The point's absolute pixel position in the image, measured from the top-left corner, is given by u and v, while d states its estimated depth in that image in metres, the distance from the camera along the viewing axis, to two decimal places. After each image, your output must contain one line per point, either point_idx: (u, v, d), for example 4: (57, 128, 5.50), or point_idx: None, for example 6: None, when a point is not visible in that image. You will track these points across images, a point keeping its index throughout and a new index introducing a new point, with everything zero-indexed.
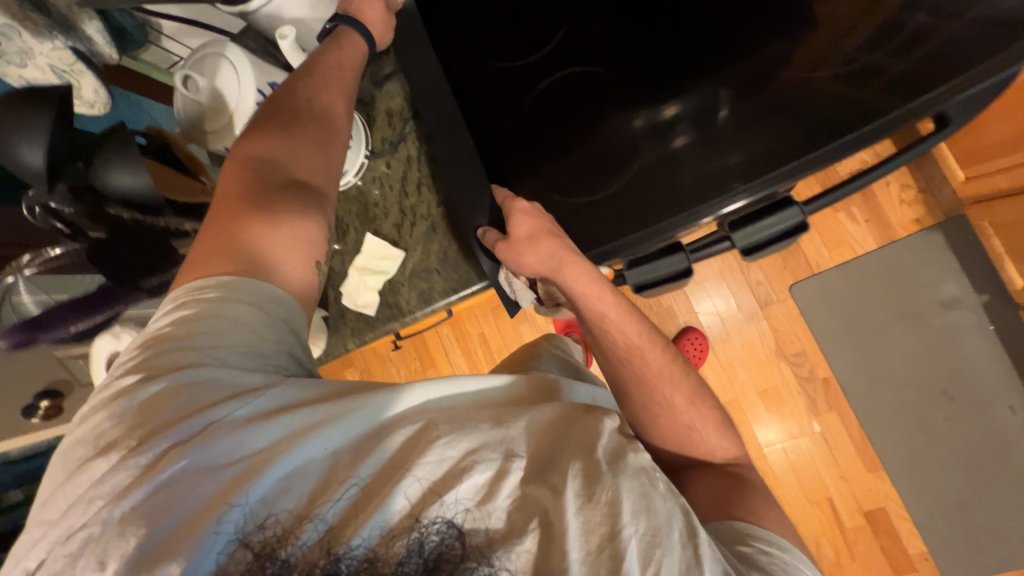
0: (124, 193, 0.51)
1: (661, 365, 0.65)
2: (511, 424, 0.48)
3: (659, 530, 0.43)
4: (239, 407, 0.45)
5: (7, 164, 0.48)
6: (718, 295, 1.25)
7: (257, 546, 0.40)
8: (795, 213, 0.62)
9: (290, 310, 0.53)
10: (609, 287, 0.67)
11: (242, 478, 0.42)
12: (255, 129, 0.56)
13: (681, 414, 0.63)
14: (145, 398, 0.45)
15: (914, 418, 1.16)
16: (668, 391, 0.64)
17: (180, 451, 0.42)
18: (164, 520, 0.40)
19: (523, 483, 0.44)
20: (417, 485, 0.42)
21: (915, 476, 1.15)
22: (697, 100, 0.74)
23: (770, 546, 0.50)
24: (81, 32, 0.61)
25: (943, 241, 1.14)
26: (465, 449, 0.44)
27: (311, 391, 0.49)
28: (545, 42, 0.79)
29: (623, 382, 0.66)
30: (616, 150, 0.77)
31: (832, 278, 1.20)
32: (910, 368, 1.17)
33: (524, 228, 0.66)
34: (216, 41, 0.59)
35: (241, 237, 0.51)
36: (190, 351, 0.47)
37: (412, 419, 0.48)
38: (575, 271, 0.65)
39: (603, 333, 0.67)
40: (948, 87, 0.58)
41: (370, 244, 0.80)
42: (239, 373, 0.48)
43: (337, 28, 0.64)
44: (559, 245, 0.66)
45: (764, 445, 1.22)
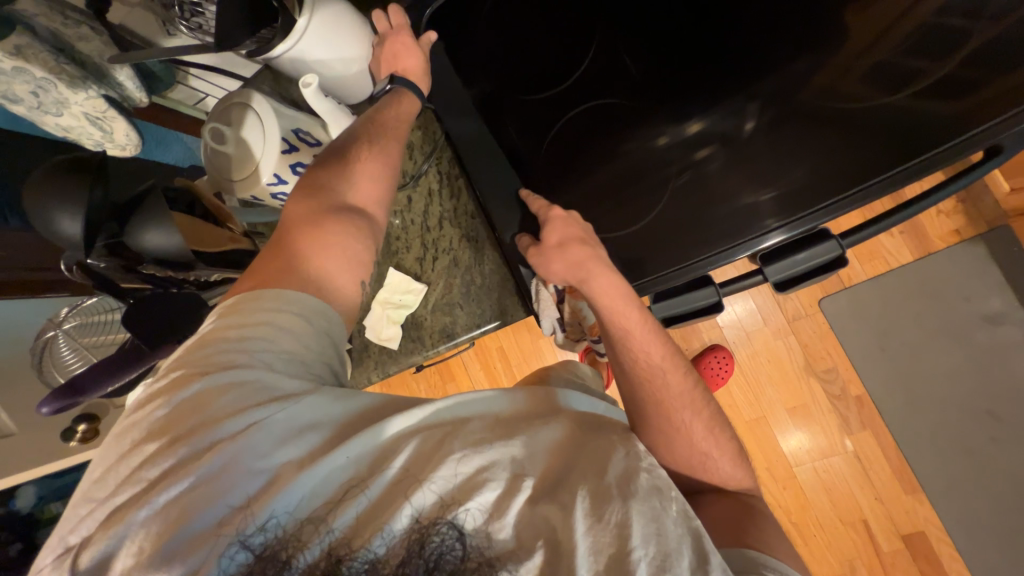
0: (162, 253, 0.49)
1: (682, 390, 0.60)
2: (516, 441, 0.48)
3: (668, 555, 0.43)
4: (277, 411, 0.45)
5: (43, 229, 0.46)
6: (743, 309, 1.22)
7: (258, 548, 0.40)
8: (833, 246, 0.60)
9: (333, 324, 0.54)
10: (635, 302, 0.63)
11: (275, 482, 0.42)
12: (317, 171, 0.58)
13: (699, 441, 0.58)
14: (188, 395, 0.45)
15: (956, 438, 1.11)
16: (687, 415, 0.59)
17: (220, 447, 0.43)
18: (199, 517, 0.41)
19: (531, 502, 0.44)
20: (429, 495, 0.43)
21: (958, 500, 1.09)
22: (719, 116, 0.78)
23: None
24: (113, 78, 0.64)
25: (986, 254, 1.08)
26: (478, 465, 0.45)
27: (347, 398, 0.49)
28: (570, 73, 0.80)
29: (635, 405, 0.60)
30: (642, 167, 0.80)
31: (865, 292, 1.16)
32: (951, 385, 1.12)
33: (559, 234, 0.66)
34: (241, 92, 0.58)
35: (296, 273, 0.52)
36: (237, 352, 0.47)
37: (438, 424, 0.48)
38: (605, 280, 0.62)
39: (626, 351, 0.62)
40: (1002, 119, 0.56)
41: (393, 278, 0.80)
42: (279, 379, 0.47)
43: (395, 88, 0.67)
44: (588, 253, 0.64)
45: (793, 464, 1.19)
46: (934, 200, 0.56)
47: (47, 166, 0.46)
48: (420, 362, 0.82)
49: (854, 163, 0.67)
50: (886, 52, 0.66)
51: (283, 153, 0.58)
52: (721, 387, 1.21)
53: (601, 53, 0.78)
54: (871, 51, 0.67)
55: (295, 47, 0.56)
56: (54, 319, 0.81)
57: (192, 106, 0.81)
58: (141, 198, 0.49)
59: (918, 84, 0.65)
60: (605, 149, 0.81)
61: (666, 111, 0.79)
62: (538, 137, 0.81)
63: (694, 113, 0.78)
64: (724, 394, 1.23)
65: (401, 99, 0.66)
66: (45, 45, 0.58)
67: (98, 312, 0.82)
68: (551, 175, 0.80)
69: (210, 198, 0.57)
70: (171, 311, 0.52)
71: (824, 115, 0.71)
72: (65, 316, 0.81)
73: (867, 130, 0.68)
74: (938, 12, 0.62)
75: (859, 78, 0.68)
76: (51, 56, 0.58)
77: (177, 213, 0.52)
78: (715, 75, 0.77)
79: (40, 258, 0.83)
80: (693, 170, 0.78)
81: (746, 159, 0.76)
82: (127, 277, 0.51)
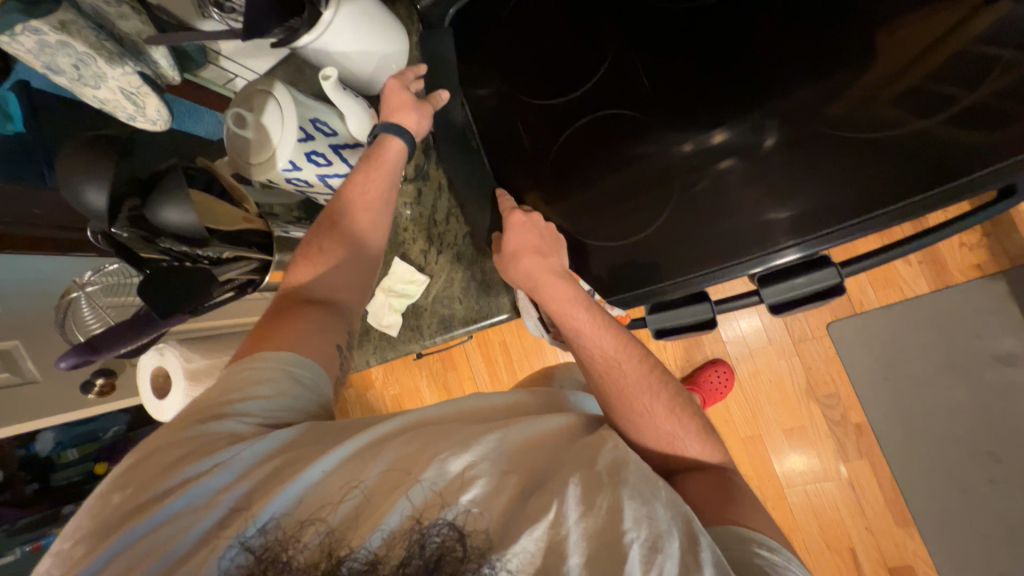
0: (177, 229, 0.52)
1: (639, 377, 0.61)
2: (482, 442, 0.51)
3: (660, 536, 0.45)
4: (242, 449, 0.52)
5: (75, 204, 0.49)
6: (749, 325, 1.21)
7: (257, 550, 0.46)
8: (832, 273, 0.59)
9: (322, 382, 0.62)
10: (585, 303, 0.66)
11: (231, 517, 0.48)
12: (303, 259, 0.69)
13: (662, 423, 0.59)
14: (174, 441, 0.53)
15: (955, 476, 1.08)
16: (647, 400, 0.60)
17: (188, 488, 0.49)
18: (161, 556, 0.46)
19: (521, 496, 0.47)
20: (426, 493, 0.47)
21: (952, 539, 1.07)
22: (742, 131, 0.73)
23: (767, 552, 0.48)
24: (148, 56, 0.69)
25: (1007, 291, 1.04)
26: (465, 463, 0.49)
27: (307, 430, 0.55)
28: (589, 74, 0.75)
29: (601, 399, 0.62)
30: (659, 176, 0.76)
31: (875, 319, 1.13)
32: (955, 422, 1.08)
33: (514, 243, 0.69)
34: (265, 80, 0.60)
35: (279, 336, 0.62)
36: (225, 402, 0.56)
37: (401, 437, 0.52)
38: (553, 286, 0.67)
39: (582, 350, 0.64)
40: (1011, 163, 0.54)
41: (398, 267, 0.85)
42: (247, 422, 0.54)
43: (377, 137, 0.68)
44: (537, 260, 0.68)
45: (785, 485, 1.18)
46: (932, 240, 0.56)
47: (78, 141, 0.50)
48: (417, 350, 0.87)
49: (870, 188, 0.63)
50: (921, 76, 0.63)
51: (299, 141, 0.60)
52: (719, 402, 1.21)
53: (622, 55, 0.74)
54: (897, 79, 0.64)
55: (319, 38, 0.59)
56: (77, 282, 0.85)
57: (222, 86, 0.85)
58: (162, 175, 0.52)
59: (947, 112, 0.61)
60: (613, 159, 0.77)
61: (680, 121, 0.75)
62: (547, 139, 0.78)
63: (718, 123, 0.74)
64: (722, 409, 1.23)
65: (384, 97, 0.68)
66: (88, 22, 0.62)
67: (119, 275, 0.88)
68: (553, 181, 0.78)
69: (228, 178, 0.62)
70: (185, 284, 0.55)
71: (853, 142, 0.66)
72: (88, 279, 0.86)
73: (891, 158, 0.63)
74: (972, 41, 0.60)
75: (891, 100, 0.65)
76: (92, 33, 0.62)
77: (196, 190, 0.56)
78: (734, 89, 0.73)
79: (70, 219, 0.87)
80: (712, 178, 0.74)
81: (763, 173, 0.71)
82: (144, 247, 0.53)
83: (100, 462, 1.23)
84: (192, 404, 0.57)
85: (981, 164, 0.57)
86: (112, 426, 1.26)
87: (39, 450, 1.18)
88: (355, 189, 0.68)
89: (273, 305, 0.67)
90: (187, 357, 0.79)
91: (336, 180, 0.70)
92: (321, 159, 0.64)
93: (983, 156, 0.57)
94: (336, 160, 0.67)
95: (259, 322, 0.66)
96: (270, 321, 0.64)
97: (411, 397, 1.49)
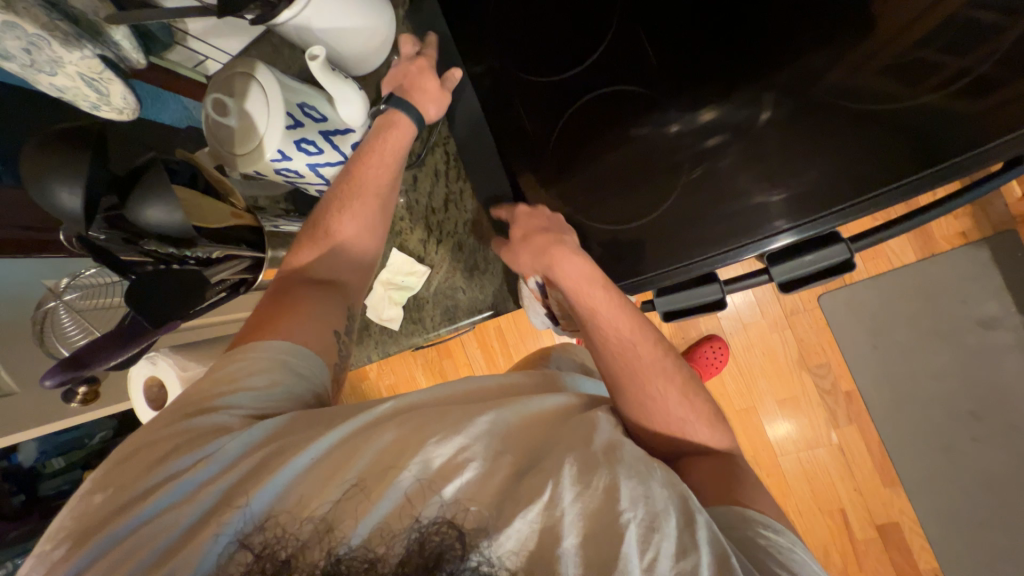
0: (157, 228, 0.48)
1: (654, 359, 0.61)
2: (477, 420, 0.50)
3: (656, 516, 0.44)
4: (230, 441, 0.50)
5: (44, 205, 0.45)
6: (742, 300, 1.22)
7: (256, 547, 0.43)
8: (841, 250, 0.56)
9: (322, 375, 0.60)
10: (602, 282, 0.64)
11: (216, 514, 0.46)
12: (304, 241, 0.67)
13: (674, 407, 0.59)
14: (158, 439, 0.51)
15: (938, 435, 1.13)
16: (661, 384, 0.60)
17: (173, 484, 0.48)
18: (148, 553, 0.45)
19: (513, 477, 0.46)
20: (413, 480, 0.45)
21: (933, 494, 1.13)
22: (735, 106, 0.65)
23: (771, 533, 0.48)
24: (109, 38, 0.63)
25: (990, 258, 1.07)
26: (457, 446, 0.47)
27: (295, 418, 0.53)
28: (587, 55, 0.71)
29: (612, 380, 0.61)
30: (650, 158, 0.71)
31: (865, 290, 1.16)
32: (939, 385, 1.13)
33: (523, 229, 0.71)
34: (245, 62, 0.56)
35: (276, 327, 0.59)
36: (214, 396, 0.54)
37: (390, 425, 0.50)
38: (570, 263, 0.65)
39: (597, 332, 0.63)
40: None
41: (396, 259, 0.86)
42: (229, 413, 0.53)
43: (389, 109, 0.66)
44: (548, 240, 0.67)
45: (778, 452, 1.22)
46: (935, 215, 0.55)
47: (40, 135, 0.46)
48: (420, 343, 0.89)
49: (879, 161, 0.58)
50: None
51: (287, 129, 0.56)
52: (714, 376, 1.23)
53: (627, 28, 0.68)
54: (886, 49, 0.57)
55: (299, 14, 0.55)
56: (54, 292, 0.82)
57: (190, 69, 0.81)
58: (141, 170, 0.48)
59: (930, 82, 0.55)
60: (607, 138, 0.72)
61: (680, 97, 0.68)
62: (546, 118, 0.74)
63: (710, 100, 0.66)
64: (718, 383, 1.25)
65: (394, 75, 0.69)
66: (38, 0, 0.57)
67: (100, 278, 0.85)
68: (542, 168, 0.76)
69: (212, 171, 0.58)
70: (182, 289, 0.52)
71: (850, 114, 0.60)
72: (65, 288, 0.83)
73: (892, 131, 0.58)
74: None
75: (879, 72, 0.58)
76: (44, 12, 0.57)
77: (178, 184, 0.53)
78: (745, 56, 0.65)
79: (34, 219, 0.81)
80: (705, 163, 0.68)
81: (758, 157, 0.65)
82: (126, 250, 0.50)
83: (88, 469, 1.19)
84: (180, 398, 0.55)
85: (974, 146, 0.52)
86: (98, 431, 1.21)
87: (22, 461, 1.13)
88: (356, 170, 0.65)
89: (260, 303, 0.64)
90: (182, 365, 0.75)
91: (328, 169, 0.66)
92: (314, 146, 0.60)
93: (980, 136, 0.52)
94: (327, 148, 0.63)
95: (249, 319, 0.62)
96: (266, 310, 0.62)
97: (407, 386, 1.48)
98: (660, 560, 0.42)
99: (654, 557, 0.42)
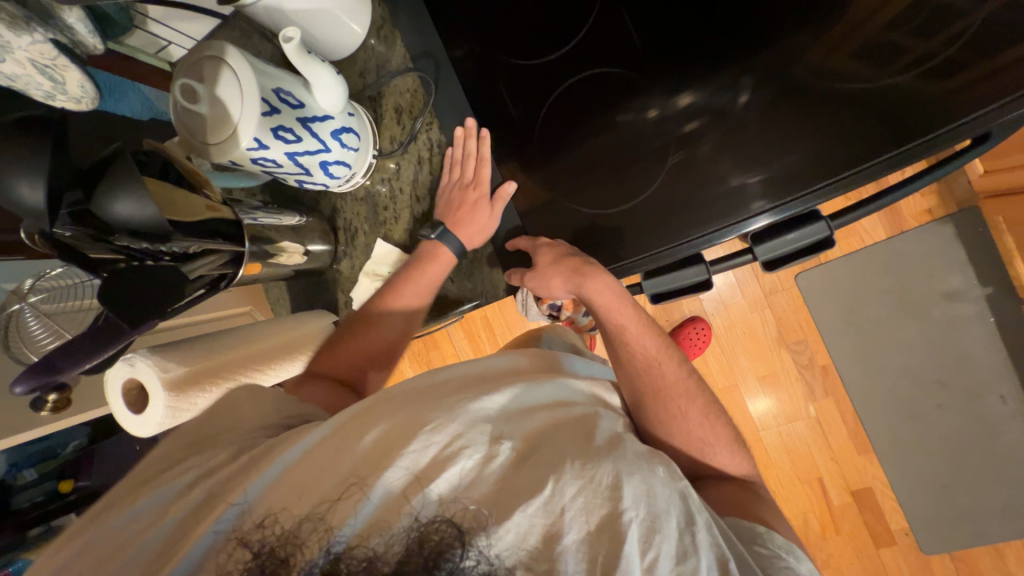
0: (131, 224, 0.45)
1: (676, 379, 0.69)
2: (473, 407, 0.50)
3: (658, 516, 0.46)
4: (227, 451, 0.53)
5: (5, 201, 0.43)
6: (723, 282, 1.25)
7: (255, 546, 0.41)
8: (822, 228, 0.59)
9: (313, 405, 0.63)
10: (628, 301, 0.71)
11: (206, 512, 0.45)
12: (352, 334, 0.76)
13: (693, 427, 0.67)
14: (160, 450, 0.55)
15: (906, 404, 1.19)
16: (682, 403, 0.68)
17: (161, 486, 0.49)
18: (134, 550, 0.44)
19: (510, 462, 0.47)
20: (402, 472, 0.45)
21: (901, 459, 1.20)
22: (711, 90, 0.63)
23: (792, 560, 0.54)
24: (60, 20, 0.59)
25: (953, 233, 1.12)
26: (453, 433, 0.47)
27: (294, 432, 0.52)
28: (565, 39, 0.69)
29: (639, 395, 0.69)
30: (631, 146, 0.69)
31: (838, 268, 1.20)
32: (907, 357, 1.19)
33: (544, 257, 0.72)
34: (213, 43, 0.53)
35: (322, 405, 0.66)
36: (215, 433, 0.56)
37: (381, 420, 0.50)
38: (602, 284, 0.69)
39: (624, 348, 0.72)
40: (980, 116, 0.51)
41: (380, 251, 0.82)
42: (238, 431, 0.57)
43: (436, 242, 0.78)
44: (580, 260, 0.70)
45: (760, 426, 1.26)
46: (897, 197, 0.57)
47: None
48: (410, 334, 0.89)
49: (848, 142, 0.58)
50: None
51: (264, 116, 0.53)
52: (698, 356, 1.27)
53: (607, 7, 0.66)
54: (862, 27, 0.56)
55: None
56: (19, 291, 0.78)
57: (152, 55, 0.78)
58: (107, 162, 0.46)
59: (902, 60, 0.55)
60: (590, 125, 0.70)
61: (661, 80, 0.65)
62: (528, 105, 0.74)
63: (687, 83, 0.64)
64: (701, 363, 1.28)
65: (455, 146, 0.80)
66: None
67: (70, 279, 0.81)
68: (528, 155, 0.76)
69: (183, 160, 0.55)
70: (147, 288, 0.48)
71: (815, 97, 0.59)
72: (31, 288, 0.79)
73: (859, 115, 0.57)
74: None
75: (852, 55, 0.57)
76: None
77: (148, 175, 0.50)
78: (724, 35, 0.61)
79: None
80: (685, 149, 0.66)
81: (740, 142, 0.63)
82: (95, 247, 0.47)
83: (65, 478, 1.10)
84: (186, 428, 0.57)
85: (939, 123, 0.54)
86: (72, 439, 1.14)
87: None
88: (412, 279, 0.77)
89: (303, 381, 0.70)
90: (163, 367, 0.59)
91: (309, 159, 0.62)
92: (293, 134, 0.57)
93: (946, 113, 0.54)
94: (306, 136, 0.59)
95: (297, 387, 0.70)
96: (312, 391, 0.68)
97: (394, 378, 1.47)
98: (660, 561, 0.44)
99: (654, 559, 0.44)
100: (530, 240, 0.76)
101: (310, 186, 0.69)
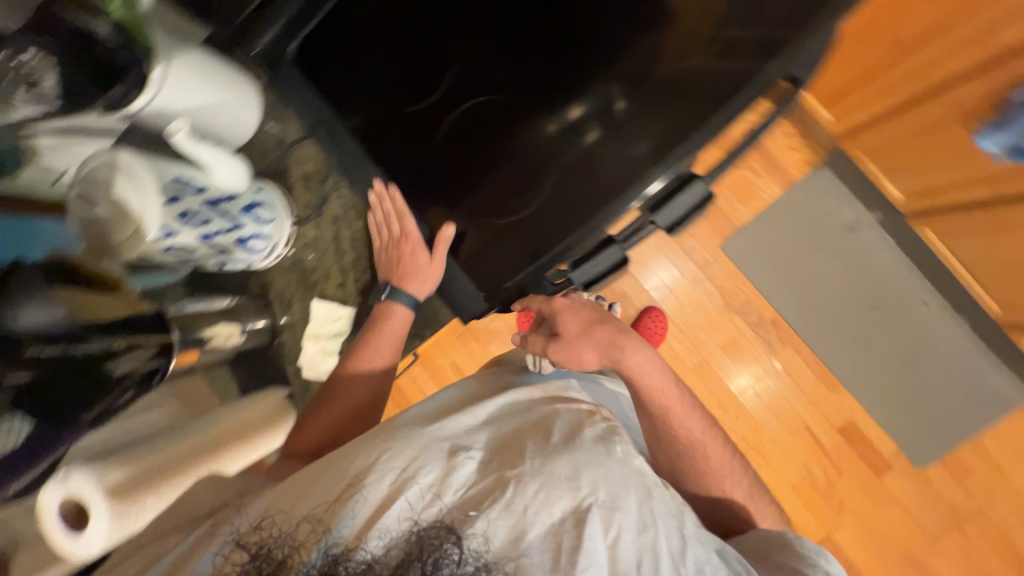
0: (37, 328, 0.48)
1: (719, 460, 0.69)
2: (426, 432, 0.51)
3: (617, 495, 0.47)
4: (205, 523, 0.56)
5: None
6: (661, 268, 1.32)
7: (252, 546, 0.45)
8: (700, 186, 0.61)
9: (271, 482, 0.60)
10: (674, 381, 0.70)
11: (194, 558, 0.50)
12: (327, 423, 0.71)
13: (734, 500, 0.68)
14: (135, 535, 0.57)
15: (854, 332, 1.29)
16: (726, 483, 0.69)
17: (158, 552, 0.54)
18: None
19: (471, 470, 0.48)
20: (377, 492, 0.45)
21: (868, 385, 1.27)
22: (595, 97, 0.90)
23: (824, 562, 0.57)
24: None
25: (833, 175, 1.27)
26: (409, 458, 0.48)
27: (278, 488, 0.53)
28: (438, 82, 0.83)
29: (680, 471, 0.68)
30: (542, 151, 0.91)
31: (754, 229, 1.31)
32: (839, 290, 1.29)
33: (571, 330, 0.70)
34: (102, 152, 0.55)
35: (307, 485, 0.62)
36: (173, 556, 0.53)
37: (350, 462, 0.49)
38: (639, 356, 0.68)
39: (668, 426, 0.68)
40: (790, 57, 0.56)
41: (318, 310, 0.83)
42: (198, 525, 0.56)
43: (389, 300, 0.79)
44: (615, 332, 0.69)
45: (738, 393, 1.29)
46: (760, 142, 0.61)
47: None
48: None
49: (689, 112, 0.69)
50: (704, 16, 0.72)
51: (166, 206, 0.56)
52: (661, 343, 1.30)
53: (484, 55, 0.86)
54: None
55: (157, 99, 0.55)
56: None
57: None
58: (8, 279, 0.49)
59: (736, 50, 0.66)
60: (504, 145, 0.90)
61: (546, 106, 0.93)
62: (431, 141, 0.84)
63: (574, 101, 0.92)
64: (666, 349, 1.31)
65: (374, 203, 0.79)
66: None
67: None
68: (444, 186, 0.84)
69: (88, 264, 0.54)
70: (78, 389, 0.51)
71: (659, 83, 0.80)
72: None
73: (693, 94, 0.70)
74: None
75: None
76: None
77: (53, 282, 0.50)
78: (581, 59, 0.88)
79: None
80: (581, 145, 0.89)
81: (619, 129, 0.85)
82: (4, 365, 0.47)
83: None
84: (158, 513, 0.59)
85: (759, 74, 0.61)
86: None
87: None
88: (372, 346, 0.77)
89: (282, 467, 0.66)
90: (99, 473, 0.53)
91: (222, 237, 0.65)
92: (200, 218, 0.60)
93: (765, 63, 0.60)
94: (215, 218, 0.62)
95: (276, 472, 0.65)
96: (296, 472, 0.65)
97: None
98: (621, 536, 0.45)
99: (616, 536, 0.45)
100: (548, 301, 0.73)
101: (232, 263, 0.71)
